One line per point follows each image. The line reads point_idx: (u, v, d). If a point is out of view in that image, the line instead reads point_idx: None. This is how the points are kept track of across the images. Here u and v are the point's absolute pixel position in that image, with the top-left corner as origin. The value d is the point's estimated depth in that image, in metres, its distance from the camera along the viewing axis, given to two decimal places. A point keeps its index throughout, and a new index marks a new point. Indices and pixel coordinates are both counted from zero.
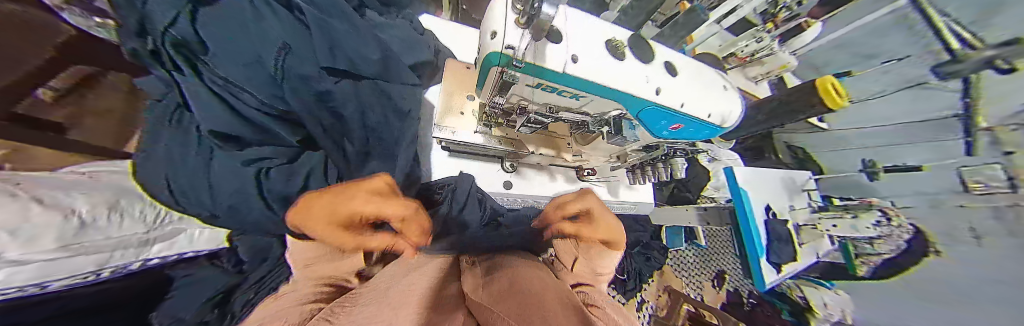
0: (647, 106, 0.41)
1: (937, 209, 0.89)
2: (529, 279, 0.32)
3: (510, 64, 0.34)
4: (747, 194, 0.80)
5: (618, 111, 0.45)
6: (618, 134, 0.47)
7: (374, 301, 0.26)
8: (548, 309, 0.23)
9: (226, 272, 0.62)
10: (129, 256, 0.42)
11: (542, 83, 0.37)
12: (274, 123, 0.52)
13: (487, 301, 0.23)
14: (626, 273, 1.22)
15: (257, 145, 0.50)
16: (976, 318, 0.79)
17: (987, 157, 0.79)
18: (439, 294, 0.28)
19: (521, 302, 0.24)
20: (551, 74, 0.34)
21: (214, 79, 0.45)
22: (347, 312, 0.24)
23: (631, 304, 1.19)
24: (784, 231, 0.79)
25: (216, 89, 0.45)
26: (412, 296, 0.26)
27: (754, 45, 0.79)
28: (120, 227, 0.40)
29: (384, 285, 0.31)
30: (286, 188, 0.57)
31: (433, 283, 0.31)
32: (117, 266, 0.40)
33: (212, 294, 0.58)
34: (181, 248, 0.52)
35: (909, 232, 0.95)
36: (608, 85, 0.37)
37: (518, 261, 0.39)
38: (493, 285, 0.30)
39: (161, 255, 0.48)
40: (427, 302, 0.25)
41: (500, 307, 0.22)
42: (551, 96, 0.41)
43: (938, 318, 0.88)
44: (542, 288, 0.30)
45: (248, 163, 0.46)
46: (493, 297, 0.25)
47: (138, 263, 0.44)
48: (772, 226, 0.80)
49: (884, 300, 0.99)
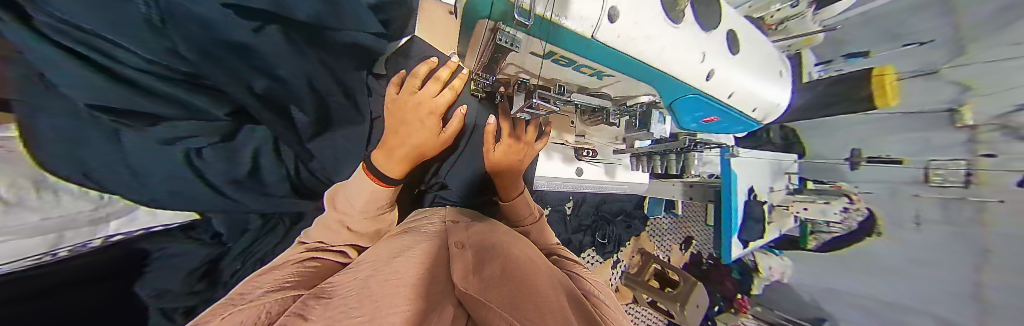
0: (687, 94, 0.34)
1: (892, 198, 0.63)
2: (526, 262, 0.31)
3: (516, 22, 0.21)
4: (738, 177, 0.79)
5: (649, 97, 0.40)
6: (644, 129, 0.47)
7: (355, 291, 0.23)
8: (547, 298, 0.21)
9: (204, 245, 0.58)
10: (82, 235, 0.40)
11: (558, 52, 0.26)
12: (176, 86, 0.43)
13: (484, 287, 0.22)
14: (607, 237, 1.30)
15: (180, 121, 0.46)
16: (904, 291, 0.75)
17: (950, 151, 0.51)
18: (432, 279, 0.26)
19: (515, 288, 0.23)
20: (579, 45, 0.24)
21: (62, 25, 0.29)
22: (325, 301, 0.22)
23: (606, 263, 1.30)
24: (759, 212, 0.81)
25: (83, 51, 0.32)
26: (403, 283, 0.24)
27: (788, 11, 0.64)
28: (59, 206, 0.35)
29: (370, 270, 0.29)
30: (224, 171, 0.55)
31: (425, 266, 0.29)
32: (71, 246, 0.38)
33: (195, 267, 0.55)
34: (145, 224, 0.49)
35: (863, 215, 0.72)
36: (656, 68, 0.28)
37: (511, 243, 0.38)
38: (485, 270, 0.27)
39: (123, 232, 0.46)
40: (421, 288, 0.24)
41: (498, 297, 0.20)
42: (566, 71, 0.32)
43: (888, 292, 0.78)
44: (537, 271, 0.30)
45: (168, 141, 0.45)
46: (489, 280, 0.24)
47: (98, 241, 0.42)
48: (749, 206, 0.82)
49: (820, 271, 0.99)
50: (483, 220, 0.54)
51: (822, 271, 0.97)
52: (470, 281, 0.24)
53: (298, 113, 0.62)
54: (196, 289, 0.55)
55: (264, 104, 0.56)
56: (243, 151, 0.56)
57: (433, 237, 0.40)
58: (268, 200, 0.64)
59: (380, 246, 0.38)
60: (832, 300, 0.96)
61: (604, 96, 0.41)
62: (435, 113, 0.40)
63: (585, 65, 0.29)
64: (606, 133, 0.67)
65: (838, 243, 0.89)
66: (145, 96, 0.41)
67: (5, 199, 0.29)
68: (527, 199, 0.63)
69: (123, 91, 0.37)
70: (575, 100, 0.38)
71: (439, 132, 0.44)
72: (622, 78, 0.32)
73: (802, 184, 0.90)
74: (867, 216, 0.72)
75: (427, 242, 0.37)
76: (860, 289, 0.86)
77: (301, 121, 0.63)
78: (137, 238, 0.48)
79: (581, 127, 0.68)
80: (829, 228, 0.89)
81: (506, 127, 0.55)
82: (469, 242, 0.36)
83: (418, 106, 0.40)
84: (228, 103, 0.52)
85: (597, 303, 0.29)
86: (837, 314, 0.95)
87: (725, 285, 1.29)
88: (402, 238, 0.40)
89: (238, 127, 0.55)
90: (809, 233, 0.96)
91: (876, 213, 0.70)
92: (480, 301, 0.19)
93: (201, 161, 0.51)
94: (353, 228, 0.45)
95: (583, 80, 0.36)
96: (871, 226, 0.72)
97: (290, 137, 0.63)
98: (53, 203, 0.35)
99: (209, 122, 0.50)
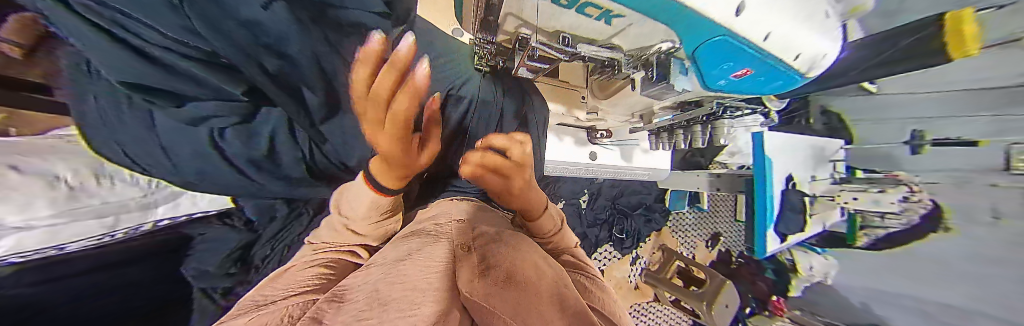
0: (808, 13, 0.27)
1: (962, 189, 0.69)
2: (537, 272, 0.29)
3: None
4: (771, 162, 0.71)
5: (667, 42, 0.35)
6: (664, 81, 0.42)
7: (370, 290, 0.21)
8: (547, 310, 0.20)
9: (238, 230, 0.62)
10: (134, 220, 0.44)
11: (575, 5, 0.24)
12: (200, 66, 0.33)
13: (490, 298, 0.20)
14: (625, 232, 1.25)
15: (198, 100, 0.38)
16: (951, 294, 0.73)
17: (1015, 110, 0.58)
18: (444, 272, 0.24)
19: (519, 296, 0.21)
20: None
21: None
22: (336, 305, 0.20)
23: (625, 258, 1.25)
24: (799, 203, 0.73)
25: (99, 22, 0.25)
26: (412, 286, 0.20)
27: None
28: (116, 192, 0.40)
29: (381, 272, 0.26)
30: (245, 152, 0.48)
31: (429, 262, 0.26)
32: (127, 229, 0.43)
33: (228, 251, 0.60)
34: (186, 211, 0.53)
35: (927, 207, 0.74)
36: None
37: (523, 248, 0.37)
38: (493, 271, 0.26)
39: (169, 217, 0.50)
40: (430, 283, 0.22)
41: (507, 308, 0.18)
42: (585, 22, 0.30)
43: (951, 294, 0.73)
44: (546, 281, 0.27)
45: (195, 122, 0.40)
46: (494, 290, 0.22)
47: (149, 226, 0.47)
48: (787, 196, 0.74)
49: (882, 278, 0.86)
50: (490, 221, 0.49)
51: (862, 272, 0.91)
52: (477, 286, 0.22)
53: (309, 93, 0.46)
54: (230, 272, 0.60)
55: (277, 84, 0.42)
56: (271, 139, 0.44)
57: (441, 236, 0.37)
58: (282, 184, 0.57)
59: (389, 249, 0.36)
60: (882, 302, 0.88)
61: (616, 49, 0.38)
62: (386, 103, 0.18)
63: (618, 17, 0.27)
64: (619, 107, 0.64)
65: (891, 238, 0.81)
66: (166, 73, 0.33)
67: (71, 183, 0.34)
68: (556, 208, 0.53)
69: (159, 78, 0.33)
70: (580, 52, 0.36)
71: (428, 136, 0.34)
72: (634, 24, 0.30)
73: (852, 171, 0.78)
74: (935, 206, 0.72)
75: (437, 241, 0.34)
76: (904, 297, 0.83)
77: (313, 103, 0.47)
78: (181, 223, 0.53)
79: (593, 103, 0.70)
80: (886, 221, 0.78)
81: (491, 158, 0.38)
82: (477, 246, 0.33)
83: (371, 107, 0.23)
84: (240, 83, 0.40)
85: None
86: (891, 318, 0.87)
87: (756, 285, 1.15)
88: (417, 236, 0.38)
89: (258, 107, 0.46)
90: (857, 230, 0.82)
91: (943, 204, 0.72)
92: (490, 309, 0.18)
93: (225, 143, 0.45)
94: (357, 232, 0.45)
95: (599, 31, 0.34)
96: (938, 219, 0.73)
97: (303, 119, 0.49)
98: (107, 190, 0.39)
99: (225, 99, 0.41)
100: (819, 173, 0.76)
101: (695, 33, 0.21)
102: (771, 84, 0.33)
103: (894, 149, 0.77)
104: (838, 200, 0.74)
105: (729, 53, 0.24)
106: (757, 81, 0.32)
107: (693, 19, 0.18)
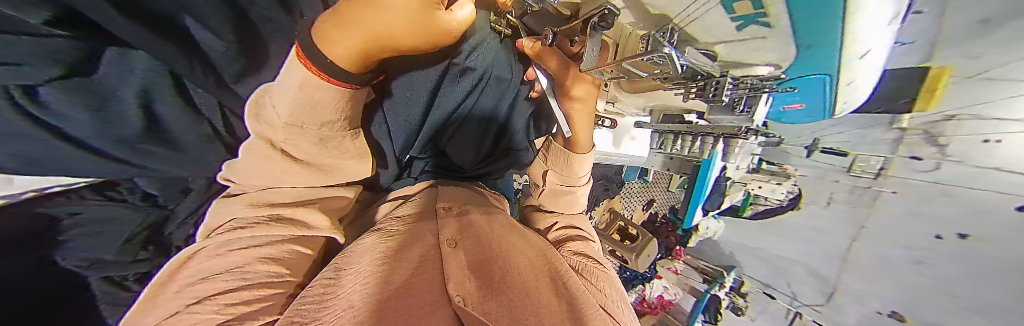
0: (827, 67, 0.20)
1: None
2: (502, 247, 0.33)
3: (748, 13, 0.15)
4: (712, 172, 0.63)
5: (770, 71, 0.24)
6: (749, 132, 0.51)
7: (339, 308, 0.22)
8: (548, 312, 0.24)
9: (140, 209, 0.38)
10: None
11: (777, 24, 0.16)
12: (30, 11, 0.13)
13: (488, 302, 0.23)
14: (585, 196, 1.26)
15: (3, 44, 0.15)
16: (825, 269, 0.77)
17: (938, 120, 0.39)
18: (422, 277, 0.26)
19: (514, 298, 0.25)
20: (820, 28, 0.15)
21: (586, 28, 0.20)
22: (328, 312, 0.22)
23: None
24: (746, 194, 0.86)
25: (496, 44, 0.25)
26: (394, 294, 0.23)
27: None
28: None
29: (352, 281, 0.26)
30: (111, 128, 0.24)
31: (410, 268, 0.27)
32: None
33: (133, 235, 0.38)
34: (30, 184, 0.33)
35: (793, 194, 0.70)
36: (846, 47, 0.17)
37: (501, 234, 0.36)
38: (482, 270, 0.28)
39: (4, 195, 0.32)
40: (406, 296, 0.23)
41: (496, 311, 0.22)
42: (717, 20, 0.18)
43: (789, 250, 0.81)
44: (539, 275, 0.30)
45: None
46: (488, 286, 0.26)
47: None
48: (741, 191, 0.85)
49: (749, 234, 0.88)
50: (477, 199, 0.45)
51: (743, 231, 0.90)
52: (467, 286, 0.25)
53: (199, 29, 0.21)
54: (144, 259, 0.41)
55: (156, 28, 0.19)
56: (123, 112, 0.24)
57: (422, 233, 0.34)
58: (199, 174, 0.34)
59: (354, 249, 0.32)
60: (874, 277, 0.68)
61: (710, 56, 0.23)
62: (354, 55, 0.20)
63: (759, 27, 0.17)
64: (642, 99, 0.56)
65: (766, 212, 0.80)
66: None
67: None
68: (589, 158, 0.48)
69: None
70: (695, 63, 0.22)
71: (408, 240, 0.32)
72: (762, 40, 0.19)
73: (757, 164, 0.69)
74: (798, 194, 0.70)
75: (414, 238, 0.33)
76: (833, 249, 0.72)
77: (219, 52, 0.23)
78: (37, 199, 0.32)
79: (614, 93, 0.56)
80: (767, 199, 0.73)
81: (579, 294, 0.29)
82: (462, 235, 0.33)
83: (296, 127, 0.25)
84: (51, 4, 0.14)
85: (611, 311, 0.30)
86: (800, 297, 0.85)
87: (669, 238, 1.09)
88: (388, 235, 0.34)
89: (93, 52, 0.19)
90: (748, 203, 0.78)
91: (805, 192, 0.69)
92: (479, 319, 0.21)
93: (66, 115, 0.21)
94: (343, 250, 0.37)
95: (718, 36, 0.20)
96: (800, 201, 0.72)
97: (197, 75, 0.24)
98: None
99: (6, 35, 0.15)
100: (734, 164, 0.66)
101: (810, 66, 0.21)
102: (804, 116, 0.36)
103: (792, 151, 0.66)
104: (745, 186, 0.69)
105: (823, 10, 0.13)
106: (798, 113, 0.35)
107: (822, 54, 0.18)
